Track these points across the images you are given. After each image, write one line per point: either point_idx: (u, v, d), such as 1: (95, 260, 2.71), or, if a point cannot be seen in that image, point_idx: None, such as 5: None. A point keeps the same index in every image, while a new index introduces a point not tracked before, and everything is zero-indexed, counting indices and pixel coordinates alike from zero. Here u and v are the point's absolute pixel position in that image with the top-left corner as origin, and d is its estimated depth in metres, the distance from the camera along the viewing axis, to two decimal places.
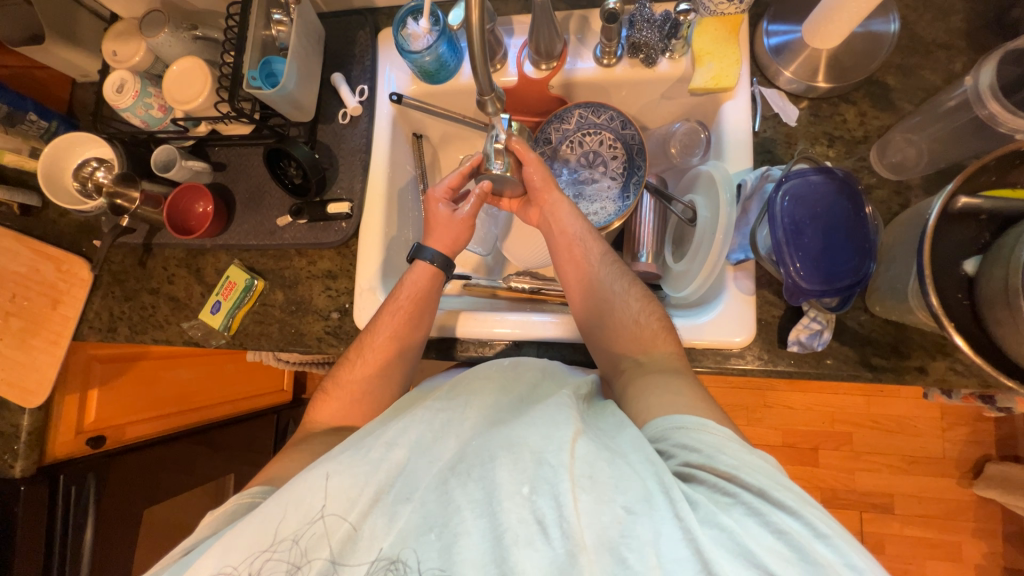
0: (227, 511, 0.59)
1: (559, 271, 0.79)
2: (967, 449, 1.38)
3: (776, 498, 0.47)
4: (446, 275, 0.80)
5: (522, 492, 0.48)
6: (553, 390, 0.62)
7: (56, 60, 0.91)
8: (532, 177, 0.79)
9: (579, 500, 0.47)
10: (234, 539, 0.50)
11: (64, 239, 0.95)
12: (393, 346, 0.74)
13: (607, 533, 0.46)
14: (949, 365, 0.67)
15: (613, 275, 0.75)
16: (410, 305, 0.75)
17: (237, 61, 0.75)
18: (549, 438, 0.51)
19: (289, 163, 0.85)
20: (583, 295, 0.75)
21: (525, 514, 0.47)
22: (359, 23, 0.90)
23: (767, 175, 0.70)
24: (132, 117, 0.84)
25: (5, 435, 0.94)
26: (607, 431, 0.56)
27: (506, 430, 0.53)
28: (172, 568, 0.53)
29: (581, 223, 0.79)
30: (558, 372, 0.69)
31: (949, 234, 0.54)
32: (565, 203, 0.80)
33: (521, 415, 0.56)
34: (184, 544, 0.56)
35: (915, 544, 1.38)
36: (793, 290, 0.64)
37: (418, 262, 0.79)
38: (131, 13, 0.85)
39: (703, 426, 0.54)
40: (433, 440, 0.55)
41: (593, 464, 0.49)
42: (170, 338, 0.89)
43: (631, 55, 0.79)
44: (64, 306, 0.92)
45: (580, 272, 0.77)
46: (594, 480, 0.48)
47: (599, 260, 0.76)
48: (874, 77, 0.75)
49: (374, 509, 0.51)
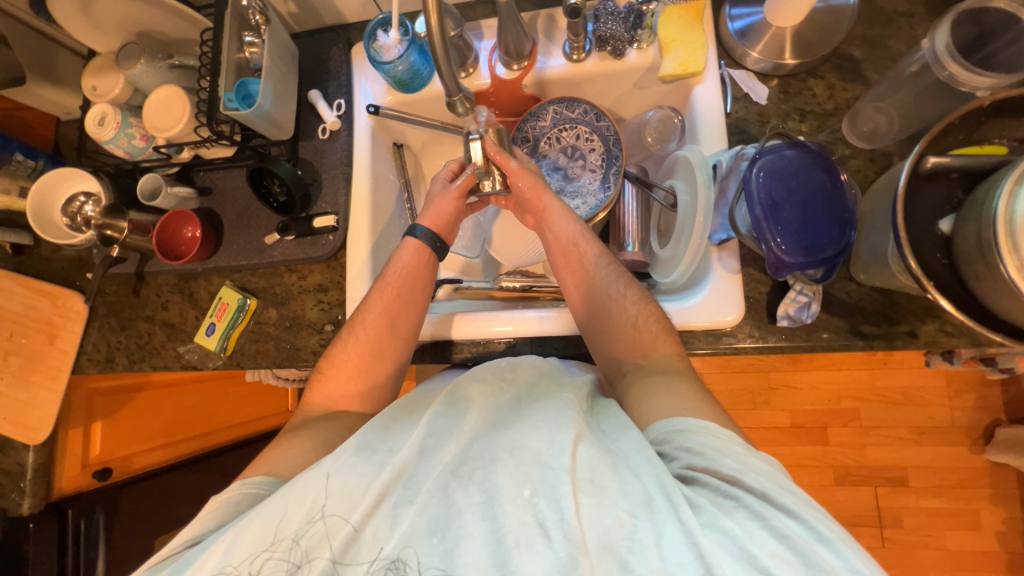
0: (228, 500, 0.58)
1: (556, 274, 0.79)
2: (976, 415, 1.37)
3: (780, 501, 0.47)
4: (434, 250, 0.82)
5: (523, 495, 0.48)
6: (553, 389, 0.62)
7: (40, 101, 0.93)
8: (520, 186, 0.78)
9: (581, 504, 0.47)
10: (238, 535, 0.50)
11: (58, 275, 0.96)
12: (384, 322, 0.75)
13: (608, 537, 0.45)
14: (940, 327, 0.68)
15: (609, 277, 0.74)
16: (398, 281, 0.78)
17: (212, 85, 0.76)
18: (550, 442, 0.52)
19: (273, 182, 0.86)
20: (583, 299, 0.74)
21: (527, 517, 0.47)
22: (333, 40, 0.92)
23: (741, 154, 0.71)
24: (116, 148, 0.85)
25: (11, 474, 0.95)
26: (611, 433, 0.56)
27: (509, 434, 0.54)
28: (177, 562, 0.53)
29: (576, 226, 0.78)
30: (560, 373, 0.67)
31: (922, 195, 0.55)
32: (560, 205, 0.80)
33: (521, 418, 0.57)
34: (186, 535, 0.56)
35: (933, 515, 1.37)
36: (777, 265, 0.65)
37: (408, 239, 0.82)
38: (108, 47, 0.87)
39: (708, 429, 0.54)
40: (435, 442, 0.56)
41: (595, 468, 0.49)
42: (168, 364, 0.89)
43: (599, 49, 0.80)
44: (61, 340, 0.93)
45: (578, 277, 0.76)
46: (596, 484, 0.48)
47: (595, 264, 0.76)
48: (840, 51, 0.76)
49: (376, 512, 0.50)
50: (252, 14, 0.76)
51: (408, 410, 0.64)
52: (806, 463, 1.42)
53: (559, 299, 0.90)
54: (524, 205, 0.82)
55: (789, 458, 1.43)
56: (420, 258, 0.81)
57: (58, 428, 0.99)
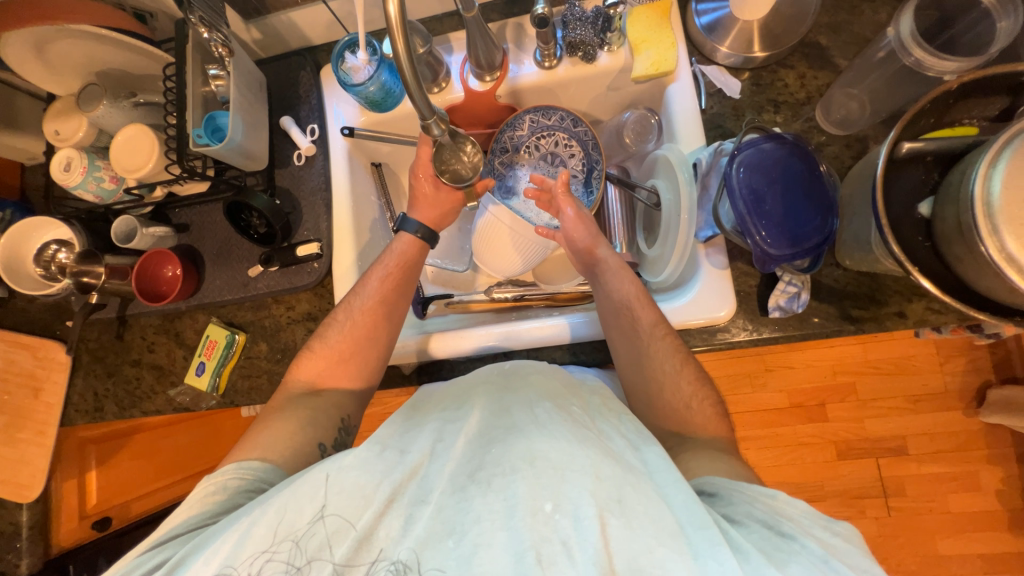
0: (224, 483, 0.59)
1: (607, 336, 0.72)
2: (967, 379, 1.40)
3: (837, 568, 0.44)
4: (431, 245, 0.83)
5: (544, 509, 0.45)
6: (568, 397, 0.59)
7: (1, 148, 0.89)
8: (574, 236, 0.77)
9: (609, 526, 0.44)
10: (249, 526, 0.48)
11: (36, 326, 0.93)
12: (381, 308, 0.75)
13: (637, 561, 0.42)
14: (927, 305, 0.69)
15: (665, 352, 0.67)
16: (398, 268, 0.78)
17: (179, 122, 0.75)
18: (573, 454, 0.48)
19: (251, 214, 0.84)
20: (630, 367, 0.69)
21: (548, 533, 0.44)
22: (300, 64, 0.90)
23: (720, 150, 0.72)
24: (85, 193, 0.82)
25: (4, 535, 0.91)
26: (633, 442, 0.54)
27: (527, 441, 0.50)
28: (198, 537, 0.52)
29: (632, 287, 0.71)
30: (579, 385, 0.64)
31: (900, 180, 0.56)
32: (615, 261, 0.75)
33: (533, 418, 0.53)
34: (189, 518, 0.55)
35: (934, 481, 1.39)
36: (763, 259, 0.65)
37: (401, 232, 0.82)
38: (69, 90, 0.85)
39: (773, 497, 0.51)
40: (446, 442, 0.53)
41: (621, 488, 0.46)
42: (160, 408, 0.87)
43: (570, 54, 0.80)
44: (45, 393, 0.90)
45: (628, 345, 0.69)
46: (623, 505, 0.45)
47: (650, 334, 0.68)
48: (807, 39, 0.77)
49: (388, 511, 0.48)
50: (215, 46, 0.73)
51: (420, 408, 0.61)
52: (808, 441, 1.44)
53: (552, 308, 0.90)
54: (576, 257, 0.79)
55: (791, 438, 1.45)
56: (407, 287, 0.78)
57: (50, 482, 0.95)
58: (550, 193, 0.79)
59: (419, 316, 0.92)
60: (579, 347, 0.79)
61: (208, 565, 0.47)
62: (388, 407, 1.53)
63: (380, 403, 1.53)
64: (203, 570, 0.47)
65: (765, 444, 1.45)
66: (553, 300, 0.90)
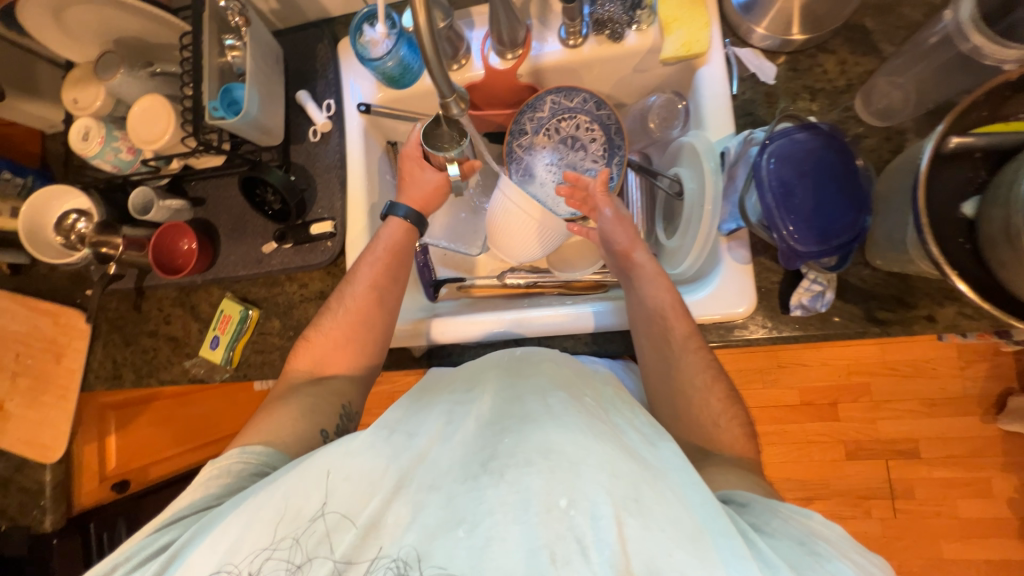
0: (228, 467, 0.60)
1: (636, 343, 0.71)
2: (987, 385, 1.36)
3: None
4: (420, 230, 0.81)
5: (559, 505, 0.44)
6: (582, 388, 0.58)
7: (22, 115, 0.90)
8: (614, 235, 0.75)
9: (625, 526, 0.43)
10: (258, 510, 0.48)
11: (58, 293, 0.95)
12: (372, 294, 0.74)
13: (654, 563, 0.41)
14: (959, 310, 0.66)
15: (697, 365, 0.67)
16: (387, 257, 0.76)
17: (196, 93, 0.74)
18: (589, 448, 0.46)
19: (266, 190, 0.84)
20: (657, 376, 0.69)
21: (562, 530, 0.43)
22: (318, 36, 0.88)
23: (750, 138, 0.68)
24: (103, 163, 0.83)
25: (30, 492, 0.95)
26: (648, 437, 0.52)
27: (541, 433, 0.48)
28: (206, 518, 0.53)
29: (668, 297, 0.69)
30: (590, 374, 0.63)
31: (945, 177, 0.53)
32: (652, 267, 0.72)
33: (547, 408, 0.52)
34: (193, 500, 0.57)
35: (945, 486, 1.37)
36: (789, 255, 0.62)
37: (390, 217, 0.79)
38: (87, 58, 0.84)
39: (807, 517, 0.50)
40: (455, 425, 0.53)
41: (639, 487, 0.44)
42: (175, 379, 0.89)
43: (597, 32, 0.76)
44: (67, 359, 0.92)
45: (658, 354, 0.68)
46: (641, 504, 0.44)
47: (683, 346, 0.67)
48: (851, 22, 0.72)
49: (396, 497, 0.48)
50: (230, 15, 0.73)
51: (429, 391, 0.61)
52: (817, 440, 1.42)
53: (564, 293, 0.89)
54: (612, 261, 0.77)
55: (800, 436, 1.43)
56: (399, 274, 0.77)
57: (73, 445, 0.98)
58: (586, 189, 0.76)
59: (431, 298, 0.93)
60: (591, 337, 0.79)
61: (214, 550, 0.48)
62: (396, 385, 1.55)
63: (389, 381, 1.54)
64: (211, 551, 0.47)
65: (772, 441, 1.44)
66: (567, 287, 0.89)
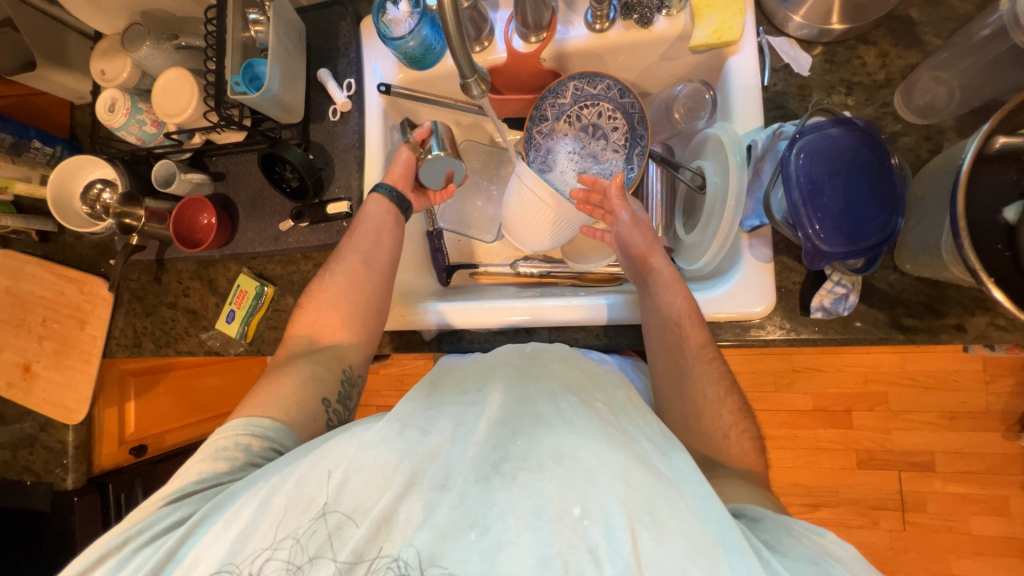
0: (235, 440, 0.61)
1: (648, 348, 0.70)
2: (1013, 401, 1.31)
3: None
4: (401, 209, 0.80)
5: (572, 513, 0.43)
6: (595, 395, 0.57)
7: (51, 85, 0.92)
8: (631, 238, 0.73)
9: (640, 540, 0.42)
10: (270, 495, 0.49)
11: (83, 261, 0.98)
12: (359, 263, 0.76)
13: None
14: (990, 320, 0.63)
15: (710, 376, 0.66)
16: (369, 230, 0.78)
17: (218, 68, 0.75)
18: (604, 456, 0.45)
19: (284, 167, 0.84)
20: (670, 387, 0.68)
21: (576, 540, 0.42)
22: (341, 13, 0.87)
23: (779, 132, 0.66)
24: (128, 135, 0.85)
25: (54, 451, 1.00)
26: (661, 447, 0.51)
27: (555, 438, 0.48)
28: (216, 497, 0.54)
29: (684, 304, 0.68)
30: (602, 377, 0.63)
31: (988, 180, 0.50)
32: (670, 272, 0.70)
33: (560, 413, 0.51)
34: (202, 474, 0.58)
35: (959, 501, 1.33)
36: (813, 255, 0.60)
37: (372, 195, 0.80)
38: (115, 29, 0.85)
39: (821, 536, 0.49)
40: (467, 426, 0.52)
41: (654, 499, 0.43)
42: (192, 350, 0.91)
43: (625, 17, 0.74)
44: (90, 325, 0.95)
45: (671, 365, 0.68)
46: (655, 517, 0.43)
47: (697, 356, 0.67)
48: (896, 12, 0.68)
49: (407, 495, 0.47)
50: None
51: (440, 385, 0.61)
52: (829, 447, 1.39)
53: (578, 285, 0.88)
54: (627, 265, 0.75)
55: (811, 442, 1.40)
56: (380, 236, 0.78)
57: (94, 408, 1.02)
58: (601, 193, 0.76)
59: (443, 283, 0.93)
60: (602, 330, 0.78)
61: (226, 531, 0.49)
62: (406, 368, 1.57)
63: (399, 363, 1.56)
64: (224, 533, 0.49)
65: (781, 445, 1.41)
66: (581, 279, 0.89)
